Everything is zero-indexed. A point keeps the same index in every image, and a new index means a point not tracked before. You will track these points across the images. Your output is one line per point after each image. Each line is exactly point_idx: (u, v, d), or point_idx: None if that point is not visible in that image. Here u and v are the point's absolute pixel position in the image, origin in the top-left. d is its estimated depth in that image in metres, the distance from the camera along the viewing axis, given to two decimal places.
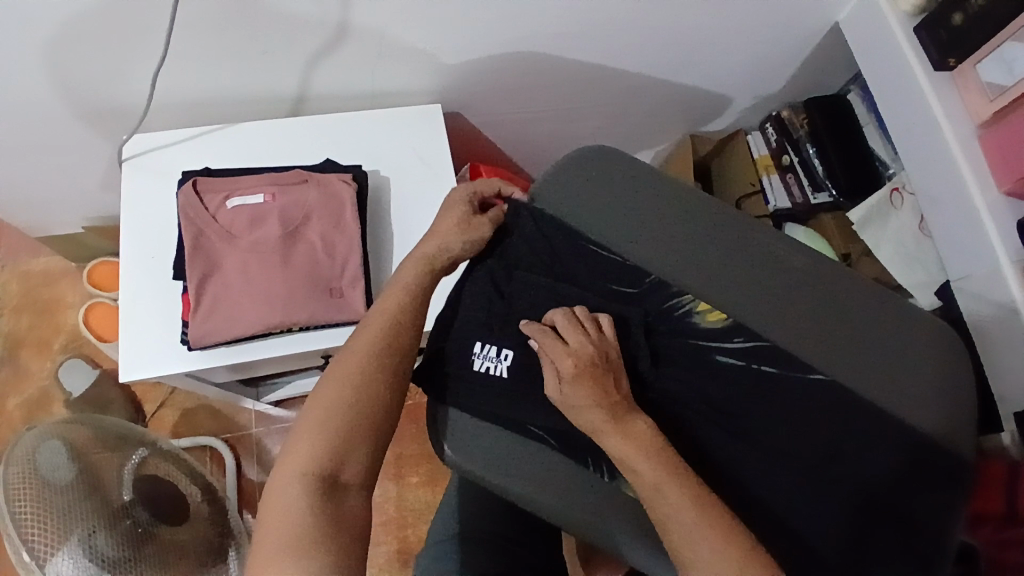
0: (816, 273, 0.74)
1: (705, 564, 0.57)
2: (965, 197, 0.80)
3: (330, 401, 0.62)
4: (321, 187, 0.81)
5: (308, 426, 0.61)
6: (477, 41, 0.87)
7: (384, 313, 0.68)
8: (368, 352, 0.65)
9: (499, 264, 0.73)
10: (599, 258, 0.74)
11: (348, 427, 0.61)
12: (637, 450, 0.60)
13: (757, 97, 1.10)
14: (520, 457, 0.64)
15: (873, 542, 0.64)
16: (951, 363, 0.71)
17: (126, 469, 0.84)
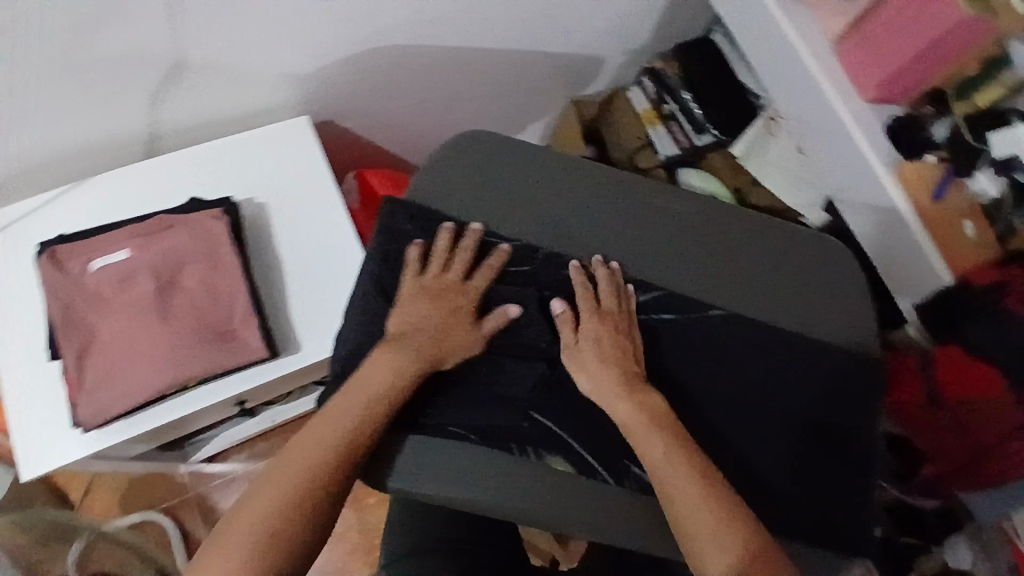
0: (703, 216, 0.75)
1: (709, 540, 0.54)
2: (832, 113, 0.82)
3: (303, 457, 0.58)
4: (190, 229, 0.76)
5: (266, 490, 0.56)
6: (328, 44, 0.83)
7: (377, 368, 0.63)
8: (348, 424, 0.59)
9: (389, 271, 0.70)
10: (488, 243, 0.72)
11: (310, 490, 0.56)
12: (641, 407, 0.62)
13: (629, 52, 1.11)
14: (478, 469, 0.60)
15: (833, 466, 0.64)
16: (844, 276, 0.73)
17: (69, 560, 0.97)
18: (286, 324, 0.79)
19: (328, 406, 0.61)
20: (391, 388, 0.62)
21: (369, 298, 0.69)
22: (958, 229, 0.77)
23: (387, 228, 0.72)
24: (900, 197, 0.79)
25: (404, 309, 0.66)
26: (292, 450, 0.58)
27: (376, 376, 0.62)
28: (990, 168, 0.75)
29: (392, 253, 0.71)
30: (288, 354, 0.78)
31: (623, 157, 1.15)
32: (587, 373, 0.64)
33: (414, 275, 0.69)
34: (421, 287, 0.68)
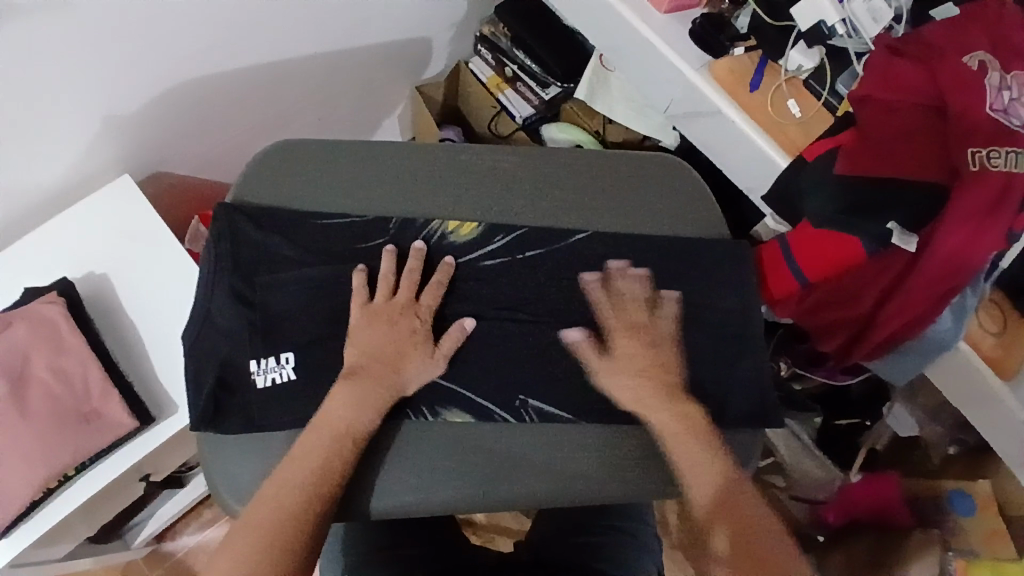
0: (531, 162, 0.74)
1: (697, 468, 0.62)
2: (636, 35, 0.82)
3: (288, 481, 0.58)
4: (27, 321, 0.73)
5: (235, 544, 0.55)
6: (125, 96, 0.80)
7: (339, 407, 0.61)
8: (314, 470, 0.59)
9: (230, 290, 0.66)
10: (332, 230, 0.69)
11: (298, 515, 0.57)
12: (631, 368, 0.66)
13: (454, 25, 1.10)
14: (394, 466, 0.64)
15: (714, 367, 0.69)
16: (673, 187, 0.75)
17: None
18: (158, 386, 0.78)
19: (290, 453, 0.60)
20: (356, 423, 0.61)
21: (223, 314, 0.66)
22: (786, 110, 0.78)
23: (222, 238, 0.68)
24: (718, 97, 0.78)
25: (359, 337, 0.65)
26: (257, 502, 0.58)
27: (337, 417, 0.61)
28: (802, 43, 0.77)
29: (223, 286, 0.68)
30: (167, 417, 0.77)
31: (484, 127, 1.18)
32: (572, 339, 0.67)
33: (363, 300, 0.66)
34: (372, 313, 0.66)
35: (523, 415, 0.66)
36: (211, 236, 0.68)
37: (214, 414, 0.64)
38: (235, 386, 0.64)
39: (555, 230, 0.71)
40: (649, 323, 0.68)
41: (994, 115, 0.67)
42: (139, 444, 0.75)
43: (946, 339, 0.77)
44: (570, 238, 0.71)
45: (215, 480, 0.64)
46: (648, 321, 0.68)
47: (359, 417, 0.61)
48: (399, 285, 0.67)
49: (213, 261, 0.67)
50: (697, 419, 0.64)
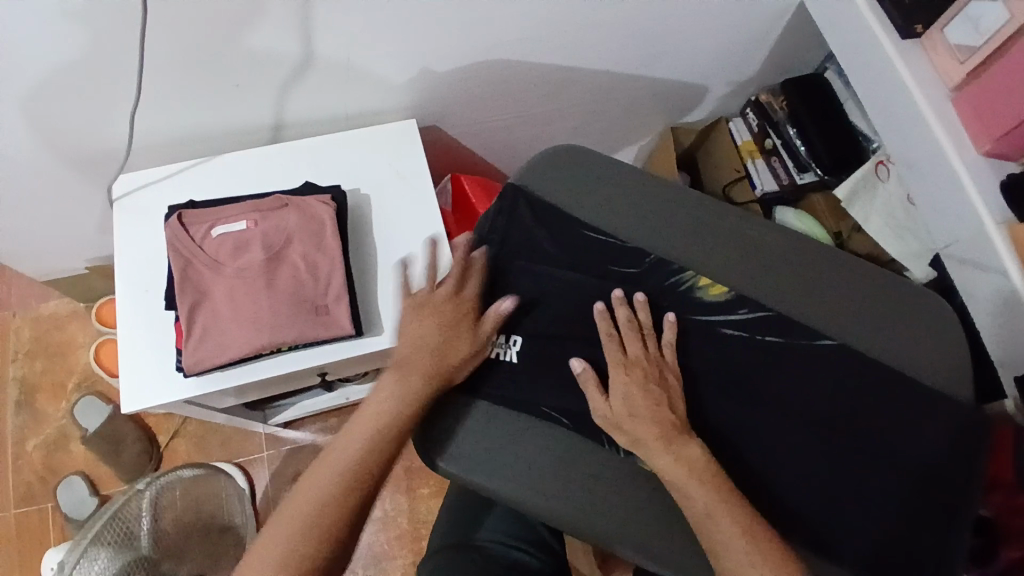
0: (789, 252, 0.75)
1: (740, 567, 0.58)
2: (943, 162, 0.79)
3: (325, 474, 0.62)
4: (301, 210, 0.83)
5: (286, 521, 0.60)
6: (447, 53, 0.88)
7: (417, 347, 0.68)
8: (351, 452, 0.63)
9: (494, 263, 0.74)
10: (596, 244, 0.75)
11: (328, 507, 0.61)
12: (615, 396, 0.66)
13: (732, 84, 1.11)
14: (544, 473, 0.65)
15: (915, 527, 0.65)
16: (929, 333, 0.71)
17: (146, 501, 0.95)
18: (374, 308, 0.84)
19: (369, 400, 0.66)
20: (433, 361, 0.67)
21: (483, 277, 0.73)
22: None
23: (505, 216, 0.76)
24: (1013, 258, 0.74)
25: (405, 329, 0.69)
26: (336, 448, 0.64)
27: (406, 372, 0.66)
28: None
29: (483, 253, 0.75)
30: (371, 336, 0.83)
31: (717, 188, 1.16)
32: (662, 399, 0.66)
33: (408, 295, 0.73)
34: (416, 305, 0.71)
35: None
36: (494, 209, 0.77)
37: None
38: None
39: (802, 328, 0.71)
40: (650, 357, 0.68)
41: None
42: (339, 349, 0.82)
43: None
44: (813, 341, 0.70)
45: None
46: (647, 353, 0.68)
47: (435, 357, 0.67)
48: (444, 279, 0.72)
49: (490, 226, 0.76)
50: (698, 462, 0.62)
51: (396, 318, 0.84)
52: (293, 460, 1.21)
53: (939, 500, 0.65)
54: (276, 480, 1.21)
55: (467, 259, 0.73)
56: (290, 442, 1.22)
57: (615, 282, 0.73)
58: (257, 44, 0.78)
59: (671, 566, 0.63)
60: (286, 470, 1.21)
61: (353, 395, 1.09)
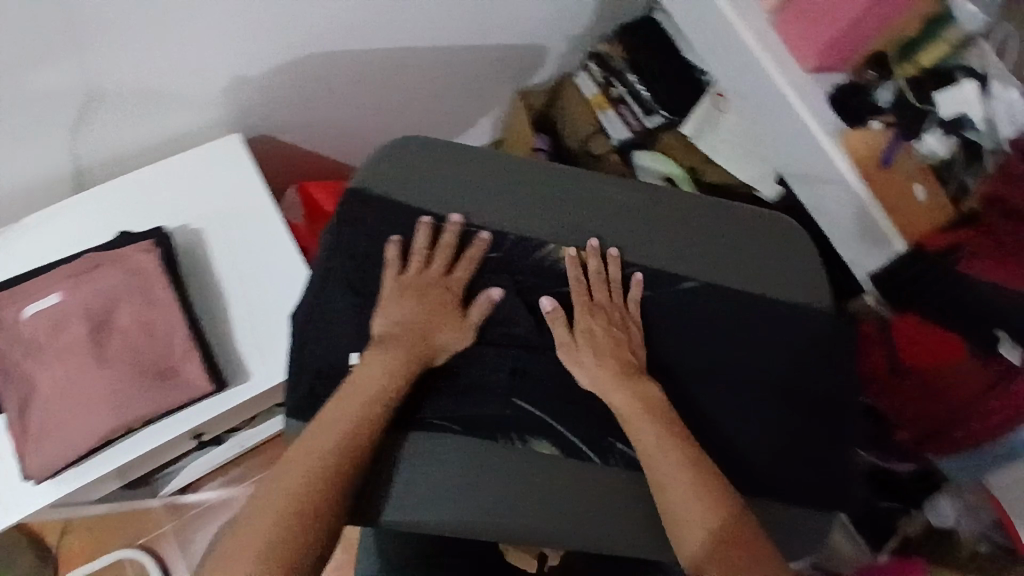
0: (646, 203, 0.74)
1: (686, 506, 0.60)
2: (772, 86, 0.81)
3: (313, 443, 0.60)
4: (120, 265, 0.73)
5: (274, 493, 0.57)
6: (256, 58, 0.79)
7: (365, 372, 0.63)
8: (343, 425, 0.61)
9: (347, 284, 0.67)
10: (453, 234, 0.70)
11: (322, 472, 0.58)
12: (590, 347, 0.67)
13: (571, 38, 1.08)
14: (477, 484, 0.64)
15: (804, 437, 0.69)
16: (785, 253, 0.74)
17: None
18: (237, 354, 0.77)
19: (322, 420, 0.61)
20: (380, 389, 0.62)
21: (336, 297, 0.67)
22: (911, 192, 0.77)
23: (351, 228, 0.69)
24: (847, 166, 0.77)
25: (385, 309, 0.66)
26: (293, 461, 0.59)
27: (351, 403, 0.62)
28: (938, 129, 0.76)
29: (335, 271, 0.67)
30: (238, 383, 0.76)
31: (575, 142, 1.13)
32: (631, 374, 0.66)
33: (394, 274, 0.68)
34: (402, 287, 0.67)
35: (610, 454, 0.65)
36: (333, 220, 0.70)
37: (311, 401, 0.65)
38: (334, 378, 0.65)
39: (670, 277, 0.72)
40: (617, 309, 0.70)
41: None
42: (204, 408, 0.74)
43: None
44: (679, 286, 0.71)
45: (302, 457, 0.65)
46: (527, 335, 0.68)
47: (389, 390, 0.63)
48: (432, 258, 0.68)
49: (330, 243, 0.68)
50: (657, 401, 0.66)
51: (263, 359, 0.77)
52: (204, 523, 1.12)
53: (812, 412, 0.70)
54: (190, 550, 1.10)
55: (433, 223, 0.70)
56: (198, 507, 1.12)
57: (485, 271, 0.70)
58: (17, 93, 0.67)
59: (607, 541, 0.64)
60: (200, 537, 1.11)
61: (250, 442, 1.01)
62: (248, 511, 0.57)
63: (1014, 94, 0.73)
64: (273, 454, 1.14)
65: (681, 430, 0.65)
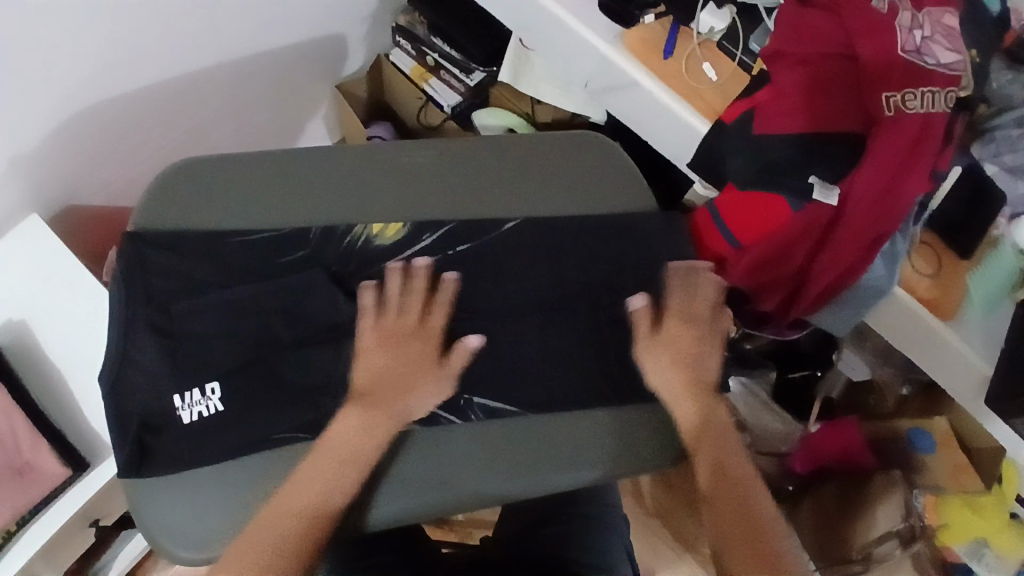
0: (444, 157, 0.73)
1: (727, 449, 0.63)
2: (543, 9, 0.80)
3: (291, 498, 0.57)
4: None
5: (240, 556, 0.54)
6: (18, 130, 0.75)
7: (349, 433, 0.59)
8: (328, 479, 0.58)
9: (149, 326, 0.63)
10: (246, 248, 0.67)
11: (304, 533, 0.56)
12: (652, 425, 0.65)
13: (368, 17, 1.06)
14: (474, 456, 0.63)
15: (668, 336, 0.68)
16: (597, 165, 0.74)
17: None
18: (95, 432, 0.75)
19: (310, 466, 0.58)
20: (361, 452, 0.59)
21: (142, 341, 0.62)
22: (702, 74, 0.77)
23: (140, 270, 0.65)
24: (634, 67, 0.77)
25: (214, 336, 0.63)
26: (275, 503, 0.57)
27: (345, 440, 0.59)
28: (711, 5, 0.77)
29: (138, 318, 0.63)
30: (104, 460, 0.73)
31: (414, 120, 1.16)
32: (654, 371, 0.64)
33: (371, 321, 0.64)
34: (383, 335, 0.63)
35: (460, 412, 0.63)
36: (121, 266, 0.65)
37: (143, 456, 0.60)
38: (162, 428, 0.61)
39: (485, 224, 0.70)
40: (704, 329, 0.66)
41: (907, 54, 0.68)
42: (70, 498, 0.71)
43: (882, 285, 0.78)
44: (498, 228, 0.70)
45: (150, 522, 0.61)
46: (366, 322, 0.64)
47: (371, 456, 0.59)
48: (415, 304, 0.65)
49: (125, 292, 0.64)
50: (700, 379, 0.64)
51: None
52: None
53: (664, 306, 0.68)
54: None
55: (386, 271, 0.67)
56: None
57: (296, 270, 0.66)
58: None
59: (501, 494, 0.63)
60: None
61: None
62: (224, 565, 0.55)
63: None
64: None
65: (727, 424, 0.64)
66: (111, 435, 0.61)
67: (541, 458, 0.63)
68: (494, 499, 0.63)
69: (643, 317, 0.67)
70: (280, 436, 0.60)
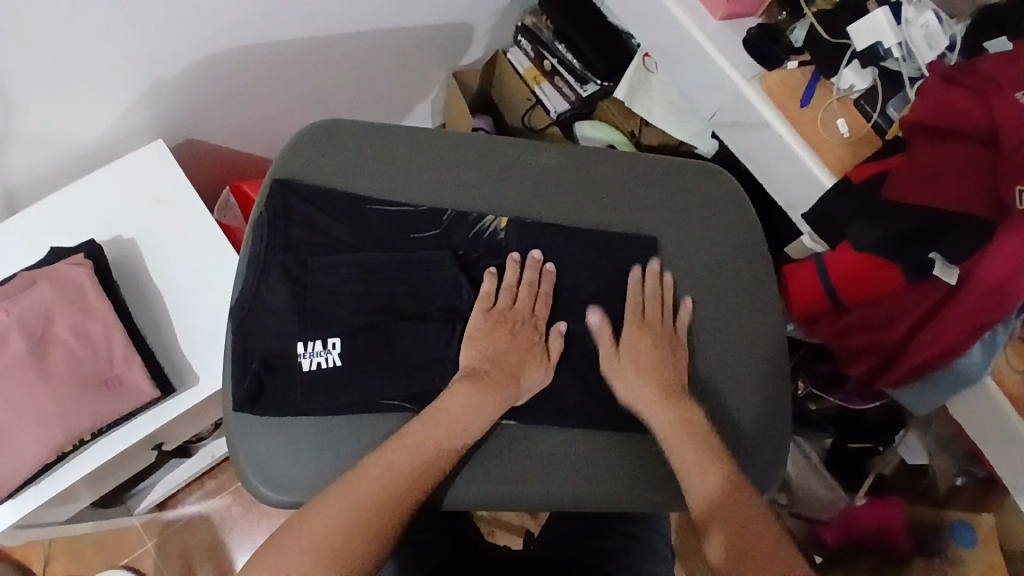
0: (572, 164, 0.74)
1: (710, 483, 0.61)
2: (688, 39, 0.81)
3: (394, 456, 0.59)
4: (50, 282, 0.72)
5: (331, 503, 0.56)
6: (169, 58, 0.78)
7: (457, 405, 0.62)
8: (416, 458, 0.59)
9: (284, 272, 0.66)
10: (386, 219, 0.69)
11: (404, 485, 0.58)
12: (533, 363, 0.65)
13: (495, 14, 1.08)
14: (546, 467, 0.65)
15: (760, 377, 0.71)
16: (720, 202, 0.75)
17: None
18: (185, 360, 0.78)
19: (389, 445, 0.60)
20: (463, 428, 0.61)
21: (272, 282, 0.66)
22: (834, 128, 0.77)
23: (284, 220, 0.68)
24: (771, 110, 0.78)
25: (346, 293, 0.65)
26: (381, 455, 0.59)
27: (425, 427, 0.61)
28: (856, 61, 0.76)
29: (273, 261, 0.67)
30: (188, 387, 0.77)
31: (518, 119, 1.18)
32: (624, 382, 0.66)
33: (485, 307, 0.67)
34: (490, 322, 0.67)
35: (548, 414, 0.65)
36: (265, 213, 0.69)
37: (260, 392, 0.63)
38: (281, 369, 0.64)
39: (605, 240, 0.71)
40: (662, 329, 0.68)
41: None
42: (161, 412, 0.75)
43: (970, 375, 0.76)
44: (620, 247, 0.71)
45: (243, 457, 0.63)
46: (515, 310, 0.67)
47: (472, 421, 0.62)
48: (520, 295, 0.67)
49: (267, 235, 0.68)
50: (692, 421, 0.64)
51: (214, 360, 0.78)
52: (182, 538, 1.12)
53: (753, 350, 0.71)
54: (174, 564, 1.10)
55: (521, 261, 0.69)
56: (177, 518, 1.12)
57: (424, 247, 0.69)
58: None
59: (594, 501, 0.65)
60: (183, 548, 1.11)
61: (218, 449, 1.01)
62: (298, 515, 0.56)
63: (928, 17, 0.71)
64: None
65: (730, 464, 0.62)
66: (233, 365, 0.65)
67: (628, 470, 0.66)
68: (588, 503, 0.65)
69: (733, 360, 0.71)
70: (386, 403, 0.64)
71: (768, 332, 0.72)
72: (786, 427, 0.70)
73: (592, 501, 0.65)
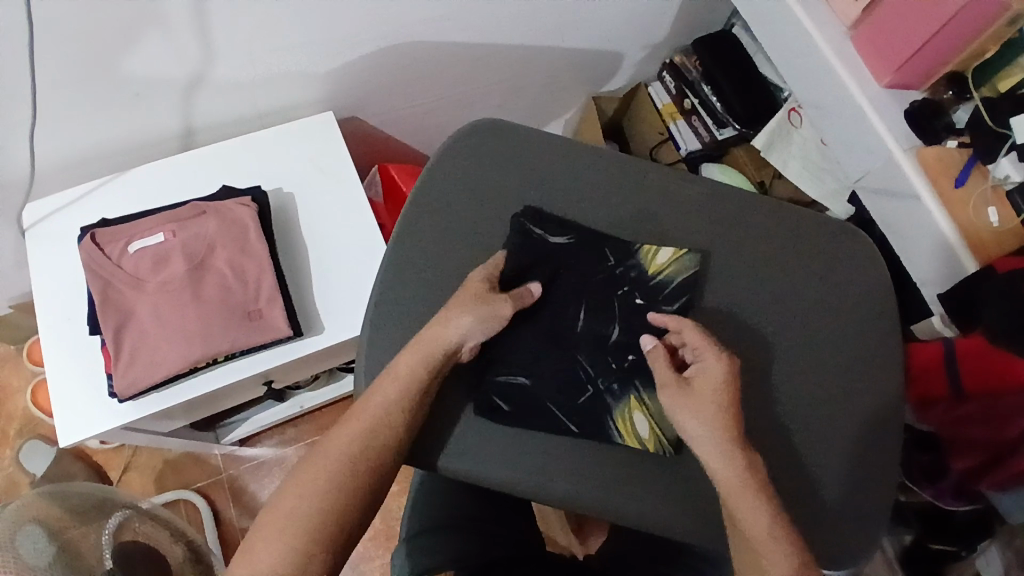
0: (718, 199, 0.76)
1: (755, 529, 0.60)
2: (849, 100, 0.83)
3: (346, 433, 0.61)
4: (219, 215, 0.80)
5: (297, 492, 0.58)
6: (359, 40, 0.86)
7: (408, 374, 0.63)
8: (372, 428, 0.61)
9: None
10: (574, 251, 0.72)
11: (358, 460, 0.60)
12: (468, 308, 0.65)
13: (647, 47, 1.12)
14: (641, 481, 0.65)
15: (872, 450, 0.70)
16: (855, 265, 0.75)
17: (100, 536, 0.82)
18: (314, 312, 0.84)
19: (347, 418, 0.62)
20: (396, 405, 0.62)
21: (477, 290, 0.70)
22: (983, 215, 0.75)
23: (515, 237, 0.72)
24: (922, 181, 0.78)
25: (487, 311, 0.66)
26: (350, 422, 0.62)
27: (373, 400, 0.62)
28: (1015, 154, 0.73)
29: (422, 238, 0.73)
30: (313, 335, 0.82)
31: (646, 150, 1.21)
32: (698, 419, 0.63)
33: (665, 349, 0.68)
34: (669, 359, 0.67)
35: (611, 433, 0.66)
36: (422, 191, 0.75)
37: (398, 349, 0.69)
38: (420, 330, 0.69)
39: (734, 279, 0.73)
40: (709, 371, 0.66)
41: None
42: (286, 352, 0.81)
43: None
44: (822, 335, 0.72)
45: (365, 407, 0.67)
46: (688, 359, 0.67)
47: (416, 382, 0.63)
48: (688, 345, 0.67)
49: (424, 213, 0.74)
50: (734, 484, 0.61)
51: (339, 314, 0.84)
52: (252, 477, 1.18)
53: (865, 418, 0.70)
54: (240, 501, 1.16)
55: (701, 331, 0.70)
56: (252, 460, 1.18)
57: (605, 276, 0.71)
58: (141, 59, 0.75)
59: (681, 529, 0.64)
60: (254, 488, 1.17)
61: (308, 401, 1.07)
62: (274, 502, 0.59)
63: None
64: (327, 419, 1.21)
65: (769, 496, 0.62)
66: (370, 322, 0.70)
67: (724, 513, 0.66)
68: (672, 530, 0.65)
69: (839, 422, 0.70)
70: (564, 428, 0.66)
71: (884, 403, 0.71)
72: (888, 503, 0.68)
73: (673, 529, 0.65)
